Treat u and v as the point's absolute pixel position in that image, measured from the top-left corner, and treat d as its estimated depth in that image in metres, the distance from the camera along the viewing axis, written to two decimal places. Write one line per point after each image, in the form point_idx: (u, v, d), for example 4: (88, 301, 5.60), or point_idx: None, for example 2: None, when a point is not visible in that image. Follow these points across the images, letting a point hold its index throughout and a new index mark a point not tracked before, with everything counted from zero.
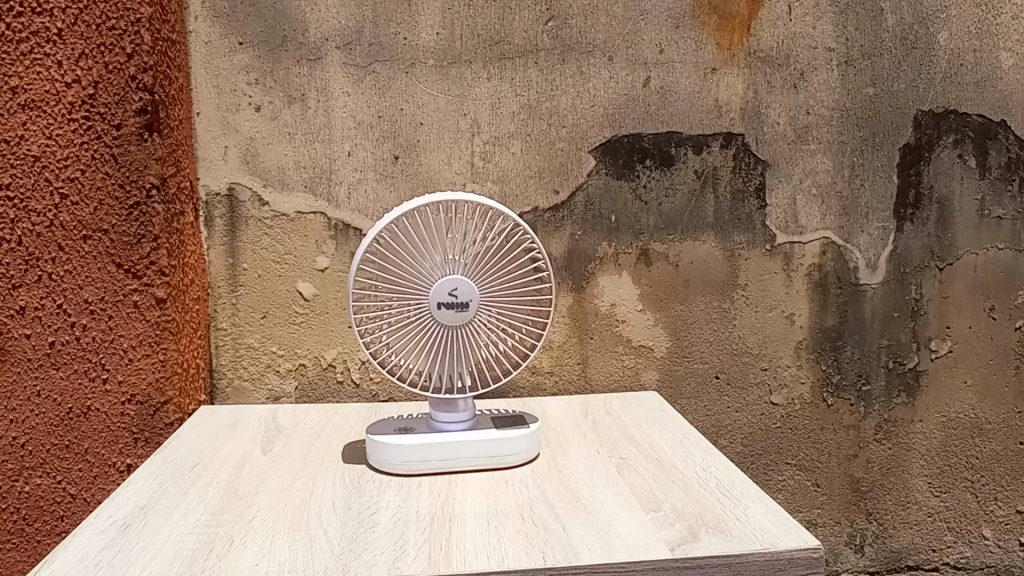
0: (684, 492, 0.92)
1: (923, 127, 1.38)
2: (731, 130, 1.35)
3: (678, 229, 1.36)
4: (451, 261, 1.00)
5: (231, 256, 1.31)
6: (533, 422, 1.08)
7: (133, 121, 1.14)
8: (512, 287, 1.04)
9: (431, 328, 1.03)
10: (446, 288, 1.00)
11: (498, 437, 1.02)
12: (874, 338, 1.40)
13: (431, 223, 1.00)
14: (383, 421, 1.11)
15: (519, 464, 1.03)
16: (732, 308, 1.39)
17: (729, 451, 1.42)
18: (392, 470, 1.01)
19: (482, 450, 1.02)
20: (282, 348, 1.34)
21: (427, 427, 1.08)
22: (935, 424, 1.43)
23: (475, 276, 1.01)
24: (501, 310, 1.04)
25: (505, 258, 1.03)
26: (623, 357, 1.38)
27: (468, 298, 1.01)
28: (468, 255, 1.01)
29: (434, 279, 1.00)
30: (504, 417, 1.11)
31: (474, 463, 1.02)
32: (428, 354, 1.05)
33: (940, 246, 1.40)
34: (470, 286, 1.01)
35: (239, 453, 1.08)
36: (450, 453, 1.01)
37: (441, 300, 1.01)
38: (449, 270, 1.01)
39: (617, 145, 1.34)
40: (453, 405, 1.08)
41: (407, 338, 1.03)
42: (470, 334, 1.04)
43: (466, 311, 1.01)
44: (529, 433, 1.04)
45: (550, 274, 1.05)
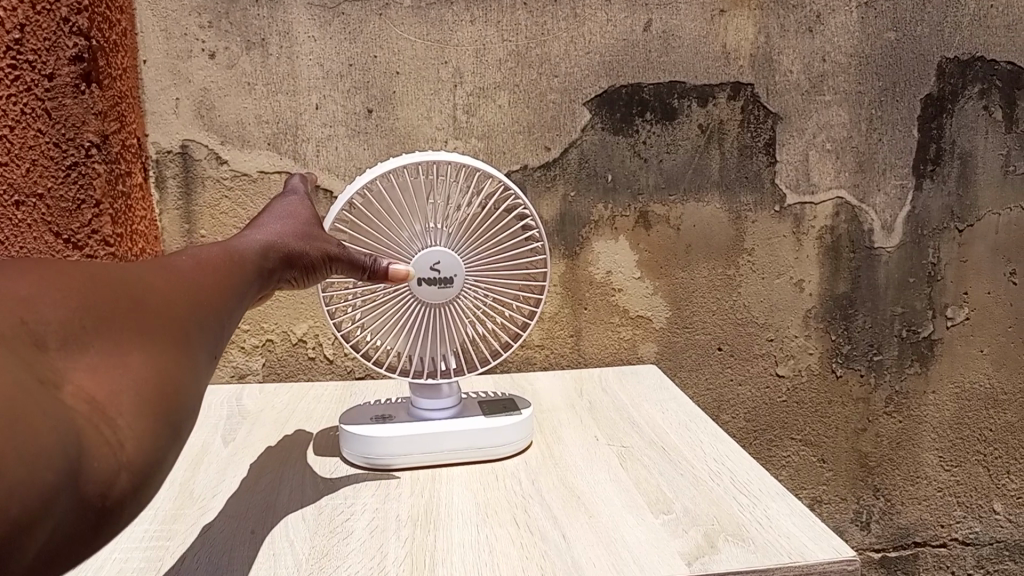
0: (695, 490, 0.83)
1: (947, 76, 1.26)
2: (739, 79, 1.23)
3: (679, 188, 1.25)
4: (432, 231, 0.89)
5: (187, 222, 1.19)
6: (526, 407, 0.98)
7: (67, 70, 0.99)
8: (501, 260, 0.92)
9: (410, 306, 0.92)
10: (428, 261, 0.89)
11: (486, 427, 0.92)
12: (887, 306, 1.31)
13: (408, 188, 0.87)
14: (360, 406, 1.00)
15: (510, 455, 0.93)
16: (737, 275, 1.28)
17: (731, 427, 1.33)
18: (369, 464, 0.91)
19: (468, 441, 0.91)
20: (246, 322, 1.22)
21: (407, 414, 0.97)
22: (949, 395, 1.35)
23: (458, 247, 0.89)
24: (488, 284, 0.92)
25: (494, 227, 0.90)
26: (619, 328, 1.28)
27: (452, 272, 0.89)
28: (451, 223, 0.89)
29: (413, 251, 0.89)
30: (493, 401, 1.00)
31: (459, 455, 0.92)
32: (406, 335, 0.94)
33: (961, 206, 1.30)
34: (455, 259, 0.89)
35: (197, 445, 0.97)
36: (431, 445, 0.91)
37: (421, 275, 0.89)
38: (430, 241, 0.89)
39: (614, 96, 1.22)
40: (437, 390, 0.97)
41: (382, 317, 0.93)
42: (453, 313, 0.93)
43: (449, 288, 0.90)
44: (520, 421, 0.93)
45: (546, 246, 0.92)
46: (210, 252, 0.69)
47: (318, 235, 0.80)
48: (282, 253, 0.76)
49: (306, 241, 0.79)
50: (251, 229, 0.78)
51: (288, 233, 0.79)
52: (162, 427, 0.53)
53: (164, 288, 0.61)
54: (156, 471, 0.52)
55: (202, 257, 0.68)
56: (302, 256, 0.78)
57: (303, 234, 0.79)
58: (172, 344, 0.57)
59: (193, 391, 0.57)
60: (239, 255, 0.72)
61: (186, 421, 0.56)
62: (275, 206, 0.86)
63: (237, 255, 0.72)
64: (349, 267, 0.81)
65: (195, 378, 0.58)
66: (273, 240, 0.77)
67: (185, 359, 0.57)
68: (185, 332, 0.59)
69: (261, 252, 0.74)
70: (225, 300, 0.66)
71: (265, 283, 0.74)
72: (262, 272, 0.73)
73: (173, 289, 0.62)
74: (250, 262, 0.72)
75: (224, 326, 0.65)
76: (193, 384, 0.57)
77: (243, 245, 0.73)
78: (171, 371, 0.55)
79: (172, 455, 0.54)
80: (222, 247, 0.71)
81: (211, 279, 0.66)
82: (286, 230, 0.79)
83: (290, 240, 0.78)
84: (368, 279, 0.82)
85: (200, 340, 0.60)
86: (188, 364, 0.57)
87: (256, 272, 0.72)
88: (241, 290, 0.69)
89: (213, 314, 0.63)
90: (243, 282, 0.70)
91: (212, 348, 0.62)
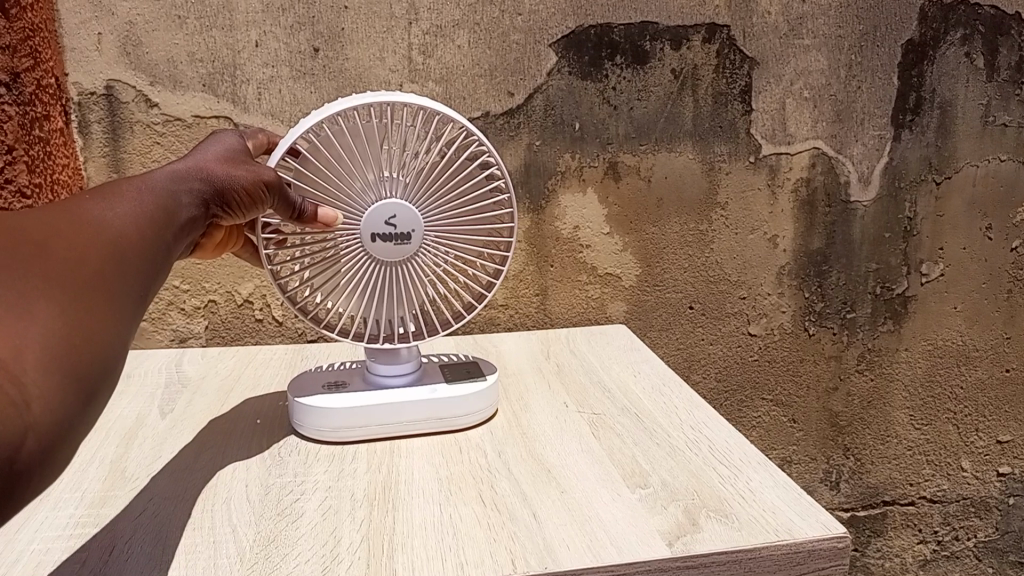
0: (673, 461, 0.77)
1: (929, 20, 1.20)
2: (714, 21, 1.15)
3: (651, 137, 1.18)
4: (386, 182, 0.79)
5: (115, 172, 1.08)
6: (490, 372, 0.91)
7: None
8: (463, 214, 0.84)
9: (363, 265, 0.83)
10: (383, 215, 0.80)
11: (448, 395, 0.85)
12: (862, 262, 1.27)
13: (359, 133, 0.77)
14: (309, 373, 0.92)
15: (474, 425, 0.87)
16: (710, 230, 1.22)
17: (702, 388, 1.29)
18: (321, 438, 0.84)
19: (428, 411, 0.84)
20: (186, 282, 1.12)
21: (363, 381, 0.90)
22: (921, 353, 1.32)
23: (415, 200, 0.81)
24: (449, 241, 0.84)
25: (455, 178, 0.82)
26: (587, 286, 1.22)
27: (409, 228, 0.81)
28: (407, 174, 0.80)
29: (366, 205, 0.80)
30: (455, 366, 0.94)
31: (419, 426, 0.84)
32: (360, 296, 0.85)
33: (939, 158, 1.25)
34: (412, 212, 0.80)
35: (131, 417, 0.89)
36: (388, 416, 0.83)
37: (375, 231, 0.80)
38: (383, 194, 0.80)
39: (582, 37, 1.13)
40: (395, 354, 0.89)
41: (333, 276, 0.84)
42: (411, 273, 0.85)
43: (407, 245, 0.81)
44: (485, 387, 0.86)
45: (512, 198, 0.85)
46: (133, 189, 0.63)
47: (251, 163, 0.74)
48: (209, 186, 0.71)
49: (237, 171, 0.72)
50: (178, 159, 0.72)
51: (218, 163, 0.73)
52: (78, 384, 0.48)
53: (77, 230, 0.55)
54: (73, 430, 0.47)
55: (124, 194, 0.62)
56: (232, 190, 0.71)
57: (235, 164, 0.73)
58: (87, 291, 0.51)
59: (116, 342, 0.52)
60: (162, 192, 0.65)
61: (108, 374, 0.51)
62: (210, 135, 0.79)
63: (159, 193, 0.65)
64: (278, 203, 0.74)
65: (119, 327, 0.52)
66: (198, 172, 0.71)
67: (104, 307, 0.52)
68: (104, 276, 0.53)
69: (183, 188, 0.68)
70: (152, 240, 0.60)
71: (195, 221, 0.69)
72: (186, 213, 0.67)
73: (90, 230, 0.56)
74: (173, 203, 0.66)
75: (154, 268, 0.59)
76: (117, 332, 0.52)
77: (165, 180, 0.67)
78: (87, 321, 0.50)
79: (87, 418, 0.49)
80: (145, 182, 0.65)
81: (133, 218, 0.60)
82: (216, 161, 0.73)
83: (219, 171, 0.72)
84: (294, 221, 0.76)
85: (123, 285, 0.55)
86: (108, 312, 0.52)
87: (179, 213, 0.66)
88: (168, 231, 0.63)
89: (138, 256, 0.57)
90: (170, 222, 0.64)
91: (138, 296, 0.56)
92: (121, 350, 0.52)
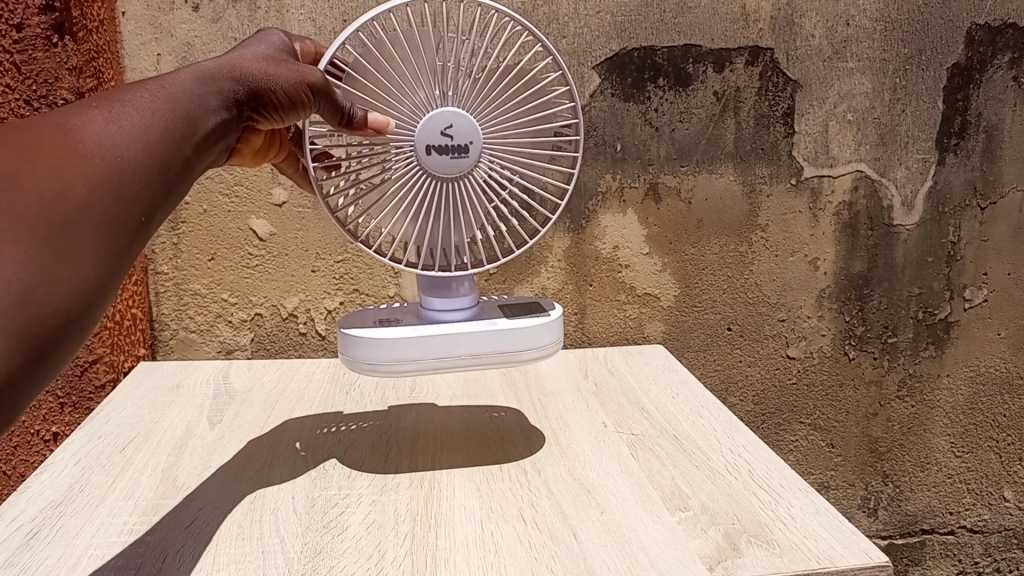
0: (711, 484, 0.77)
1: (976, 44, 1.19)
2: (758, 44, 1.16)
3: (692, 159, 1.18)
4: (439, 97, 0.76)
5: None
6: (551, 309, 0.89)
7: (37, 20, 0.95)
8: (523, 129, 0.79)
9: (418, 181, 0.79)
10: (440, 124, 0.76)
11: (510, 329, 0.83)
12: (904, 286, 1.26)
13: (409, 38, 0.74)
14: (362, 311, 0.89)
15: (537, 359, 0.86)
16: (750, 252, 1.22)
17: (738, 410, 1.28)
18: (378, 369, 0.82)
19: (493, 344, 0.83)
20: (234, 295, 1.15)
21: (416, 317, 0.86)
22: (963, 379, 1.30)
23: (471, 111, 0.77)
24: (508, 159, 0.80)
25: (515, 89, 0.78)
26: (625, 306, 1.23)
27: (468, 138, 0.76)
28: (462, 86, 0.76)
29: (419, 117, 0.77)
30: (514, 304, 0.90)
31: (482, 359, 0.84)
32: (415, 222, 0.81)
33: (984, 183, 1.24)
34: (469, 123, 0.76)
35: (183, 426, 0.91)
36: (451, 350, 0.82)
37: (430, 142, 0.76)
38: (436, 106, 0.76)
39: (625, 60, 1.14)
40: (451, 289, 0.86)
41: (388, 201, 0.80)
42: (468, 191, 0.80)
43: (466, 156, 0.77)
44: (547, 323, 0.85)
45: (577, 110, 0.79)
46: (147, 97, 0.64)
47: (295, 63, 0.72)
48: (243, 89, 0.70)
49: (280, 72, 0.71)
50: (215, 57, 0.71)
51: (257, 63, 0.72)
52: (37, 330, 0.53)
53: (62, 160, 0.58)
54: (43, 364, 0.54)
55: (135, 103, 0.63)
56: (273, 92, 0.71)
57: (276, 64, 0.72)
58: (56, 235, 0.55)
59: (93, 277, 0.57)
60: (185, 98, 0.66)
61: (85, 311, 0.56)
62: (256, 35, 0.77)
63: (180, 102, 0.65)
64: (324, 107, 0.72)
65: (97, 262, 0.57)
66: (233, 73, 0.70)
67: (76, 249, 0.56)
68: (86, 213, 0.57)
69: (212, 90, 0.68)
70: (156, 157, 0.62)
71: (228, 123, 0.69)
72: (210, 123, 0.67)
73: (79, 157, 0.58)
74: (193, 112, 0.66)
75: (155, 189, 0.62)
76: (91, 271, 0.57)
77: (193, 81, 0.67)
78: (54, 267, 0.55)
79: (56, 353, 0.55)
80: (165, 88, 0.66)
81: (135, 136, 0.61)
82: (256, 61, 0.72)
83: (258, 73, 0.71)
84: (345, 129, 0.73)
85: (108, 217, 0.58)
86: (81, 253, 0.56)
87: (202, 122, 0.67)
88: (186, 141, 0.65)
89: (131, 180, 0.60)
90: (190, 131, 0.65)
91: (126, 229, 0.59)
92: (102, 280, 0.57)
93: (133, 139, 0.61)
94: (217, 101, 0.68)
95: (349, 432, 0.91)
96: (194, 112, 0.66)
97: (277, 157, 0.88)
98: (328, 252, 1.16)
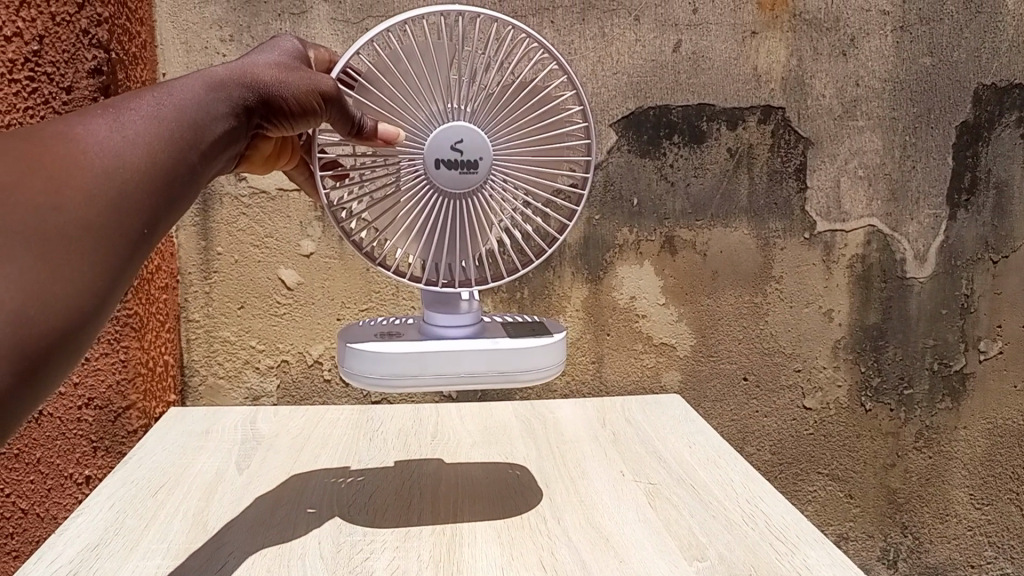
0: (729, 535, 0.79)
1: (983, 103, 1.23)
2: (770, 103, 1.20)
3: (707, 213, 1.22)
4: (452, 110, 0.78)
5: (204, 239, 1.16)
6: (557, 331, 0.90)
7: (85, 83, 0.99)
8: (535, 144, 0.81)
9: (427, 196, 0.81)
10: (450, 140, 0.78)
11: (513, 348, 0.84)
12: (918, 338, 1.27)
13: (426, 51, 0.76)
14: (366, 324, 0.91)
15: (536, 381, 0.87)
16: (765, 303, 1.25)
17: (755, 459, 1.29)
18: (379, 382, 0.83)
19: (494, 363, 0.84)
20: (261, 342, 1.19)
21: (420, 332, 0.87)
22: (980, 431, 1.31)
23: (484, 125, 0.79)
24: (518, 175, 0.82)
25: (528, 105, 0.79)
26: (642, 355, 1.25)
27: (477, 155, 0.78)
28: (476, 100, 0.78)
29: (432, 129, 0.78)
30: (520, 324, 0.91)
31: (482, 378, 0.84)
32: (424, 236, 0.83)
33: (995, 237, 1.26)
34: (481, 138, 0.78)
35: (212, 471, 0.94)
36: (453, 367, 0.83)
37: (441, 157, 0.78)
38: (449, 120, 0.78)
39: (642, 118, 1.19)
40: (455, 306, 0.87)
41: (396, 216, 0.82)
42: (478, 205, 0.82)
43: (473, 174, 0.79)
44: (550, 344, 0.86)
45: (590, 128, 0.81)
46: (152, 107, 0.64)
47: (307, 70, 0.71)
48: (253, 96, 0.70)
49: (292, 79, 0.70)
50: (225, 64, 0.70)
51: (268, 70, 0.71)
52: (31, 345, 0.52)
53: (62, 170, 0.57)
54: (37, 380, 0.53)
55: (139, 112, 0.63)
56: (284, 99, 0.70)
57: (288, 70, 0.71)
58: (53, 246, 0.54)
59: (90, 290, 0.56)
60: (192, 107, 0.65)
61: (80, 324, 0.55)
62: (269, 39, 0.77)
63: (186, 112, 0.65)
64: (336, 116, 0.72)
65: (95, 275, 0.56)
66: (243, 80, 0.69)
67: (74, 263, 0.55)
68: (84, 226, 0.56)
69: (220, 98, 0.68)
70: (158, 167, 0.61)
71: (236, 131, 0.69)
72: (216, 132, 0.67)
73: (79, 166, 0.58)
74: (199, 122, 0.66)
75: (156, 200, 0.61)
76: (89, 283, 0.56)
77: (200, 89, 0.67)
78: (51, 281, 0.54)
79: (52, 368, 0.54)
80: (172, 97, 0.65)
81: (137, 145, 0.61)
82: (267, 68, 0.71)
83: (269, 79, 0.70)
84: (354, 138, 0.73)
85: (107, 229, 0.57)
86: (78, 266, 0.55)
87: (207, 132, 0.66)
88: (191, 151, 0.64)
89: (132, 192, 0.59)
90: (196, 140, 0.65)
91: (125, 241, 0.59)
92: (100, 295, 0.57)
93: (133, 148, 0.61)
94: (224, 110, 0.68)
95: (372, 479, 0.93)
96: (199, 121, 0.66)
97: (287, 164, 0.88)
98: (352, 300, 1.19)
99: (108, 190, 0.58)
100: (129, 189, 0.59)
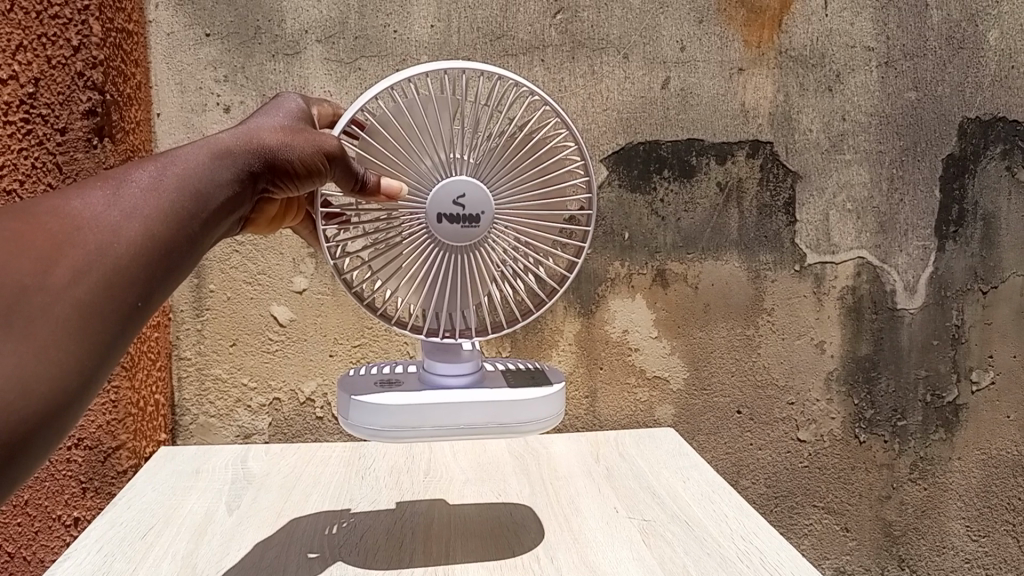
0: (724, 572, 0.79)
1: (969, 136, 1.25)
2: (758, 138, 1.21)
3: (697, 247, 1.22)
4: (454, 160, 0.78)
5: (196, 276, 1.16)
6: (556, 380, 0.90)
7: (80, 124, 1.00)
8: (536, 195, 0.81)
9: (429, 249, 0.81)
10: (451, 194, 0.78)
11: (511, 399, 0.84)
12: (911, 368, 1.27)
13: (429, 104, 0.77)
14: (362, 372, 0.90)
15: (534, 431, 0.86)
16: (757, 335, 1.25)
17: (751, 492, 1.29)
18: (378, 436, 0.82)
19: (492, 415, 0.84)
20: (253, 380, 1.19)
21: (420, 380, 0.87)
22: (975, 462, 1.30)
23: (485, 178, 0.79)
24: (518, 227, 0.82)
25: (530, 158, 0.80)
26: (635, 389, 1.25)
27: (477, 210, 0.79)
28: (478, 152, 0.78)
29: (433, 184, 0.78)
30: (518, 372, 0.91)
31: (480, 430, 0.84)
32: (424, 286, 0.83)
33: (984, 268, 1.27)
34: (483, 193, 0.78)
35: (202, 512, 0.93)
36: (452, 418, 0.83)
37: (442, 211, 0.78)
38: (451, 171, 0.78)
39: (631, 153, 1.20)
40: (456, 353, 0.87)
41: (396, 265, 0.82)
42: (478, 258, 0.82)
43: (473, 227, 0.79)
44: (549, 394, 0.86)
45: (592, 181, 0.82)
46: (153, 178, 0.64)
47: (314, 132, 0.73)
48: (259, 160, 0.71)
49: (299, 142, 0.72)
50: (230, 129, 0.72)
51: (274, 134, 0.72)
52: (15, 428, 0.52)
53: (56, 248, 0.57)
54: (10, 466, 0.52)
55: (138, 184, 0.63)
56: (290, 161, 0.71)
57: (295, 133, 0.73)
58: (41, 326, 0.54)
59: (76, 369, 0.56)
60: (194, 175, 0.66)
61: (66, 406, 0.55)
62: (272, 100, 0.79)
63: (186, 182, 0.65)
64: (340, 175, 0.73)
65: (84, 351, 0.56)
66: (248, 145, 0.70)
67: (59, 342, 0.55)
68: (74, 304, 0.56)
69: (223, 166, 0.68)
70: (155, 239, 0.62)
71: (240, 195, 0.70)
72: (217, 200, 0.67)
73: (72, 243, 0.58)
74: (199, 192, 0.66)
75: (151, 273, 0.61)
76: (76, 361, 0.56)
77: (202, 157, 0.67)
78: (33, 363, 0.53)
79: (34, 449, 0.54)
80: (170, 168, 0.66)
81: (135, 218, 0.61)
82: (271, 131, 0.72)
83: (274, 142, 0.72)
84: (358, 194, 0.75)
85: (99, 306, 0.58)
86: (65, 344, 0.55)
87: (208, 201, 0.66)
88: (191, 221, 0.65)
89: (127, 266, 0.60)
90: (197, 208, 0.65)
91: (116, 318, 0.59)
92: (85, 373, 0.56)
93: (130, 222, 0.61)
94: (226, 180, 0.68)
95: (362, 521, 0.92)
96: (200, 189, 0.66)
97: (294, 220, 0.89)
98: (345, 337, 1.19)
99: (100, 266, 0.58)
100: (123, 264, 0.59)
